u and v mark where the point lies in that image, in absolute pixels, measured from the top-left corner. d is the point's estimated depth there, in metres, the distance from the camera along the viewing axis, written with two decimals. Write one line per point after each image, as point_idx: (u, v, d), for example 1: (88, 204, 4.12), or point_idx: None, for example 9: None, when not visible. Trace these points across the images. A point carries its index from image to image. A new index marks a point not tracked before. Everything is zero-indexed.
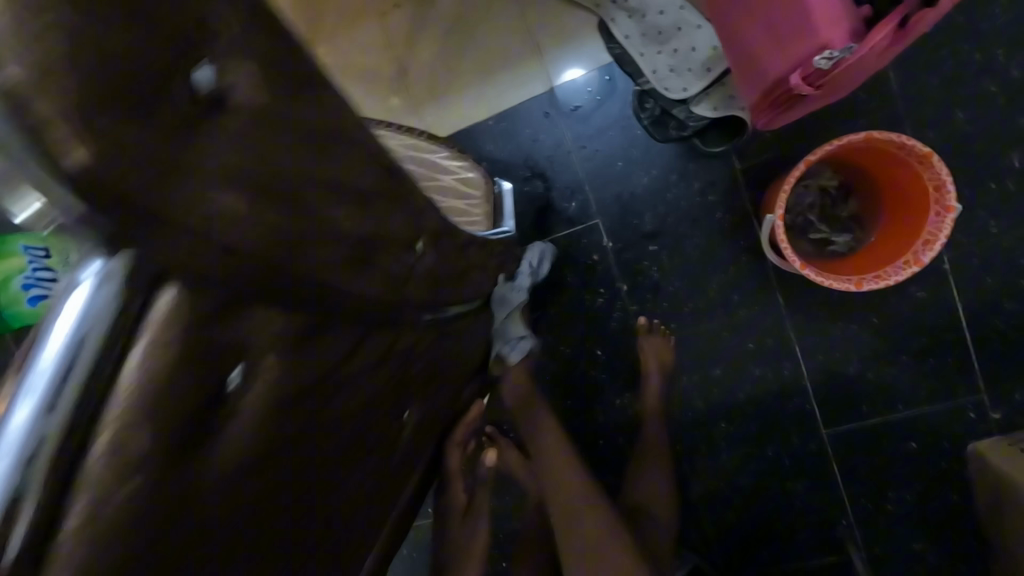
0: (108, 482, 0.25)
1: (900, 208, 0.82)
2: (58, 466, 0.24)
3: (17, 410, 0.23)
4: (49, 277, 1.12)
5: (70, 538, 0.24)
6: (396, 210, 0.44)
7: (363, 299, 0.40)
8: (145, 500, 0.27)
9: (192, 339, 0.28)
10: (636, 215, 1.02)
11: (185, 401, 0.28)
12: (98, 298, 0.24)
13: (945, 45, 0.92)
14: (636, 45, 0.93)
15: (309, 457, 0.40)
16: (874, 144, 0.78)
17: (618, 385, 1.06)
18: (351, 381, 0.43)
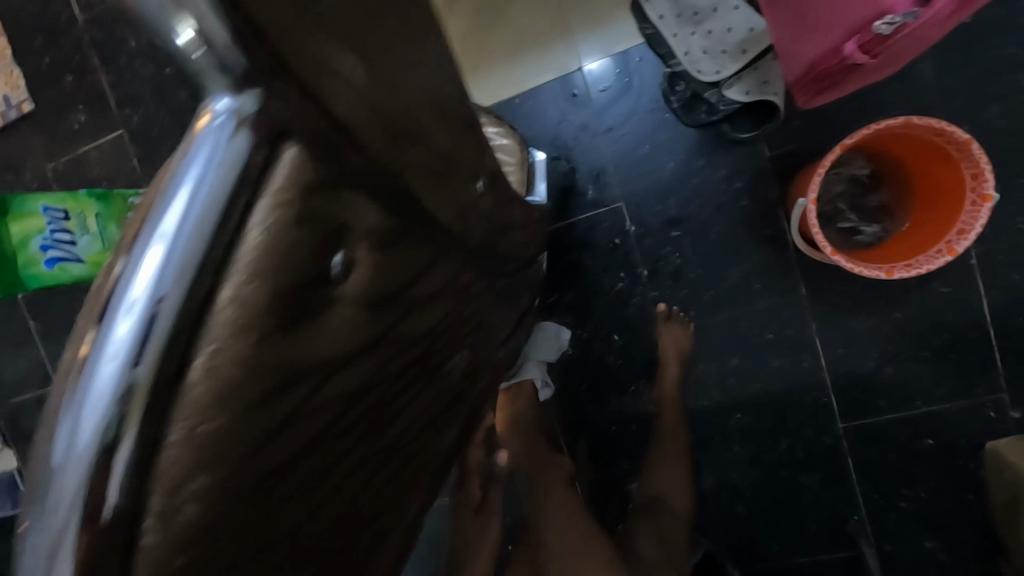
0: (233, 332, 0.25)
1: (932, 198, 0.81)
2: (189, 307, 0.23)
3: (149, 251, 0.23)
4: (67, 241, 1.13)
5: (199, 381, 0.24)
6: (450, 143, 0.48)
7: (430, 212, 0.42)
8: (261, 362, 0.26)
9: (306, 202, 0.28)
10: (660, 200, 1.01)
11: (301, 266, 0.27)
12: (231, 143, 0.25)
13: (986, 35, 0.90)
14: (671, 26, 0.90)
15: (395, 372, 0.38)
16: (911, 131, 0.77)
17: (634, 370, 1.05)
18: (428, 305, 0.41)
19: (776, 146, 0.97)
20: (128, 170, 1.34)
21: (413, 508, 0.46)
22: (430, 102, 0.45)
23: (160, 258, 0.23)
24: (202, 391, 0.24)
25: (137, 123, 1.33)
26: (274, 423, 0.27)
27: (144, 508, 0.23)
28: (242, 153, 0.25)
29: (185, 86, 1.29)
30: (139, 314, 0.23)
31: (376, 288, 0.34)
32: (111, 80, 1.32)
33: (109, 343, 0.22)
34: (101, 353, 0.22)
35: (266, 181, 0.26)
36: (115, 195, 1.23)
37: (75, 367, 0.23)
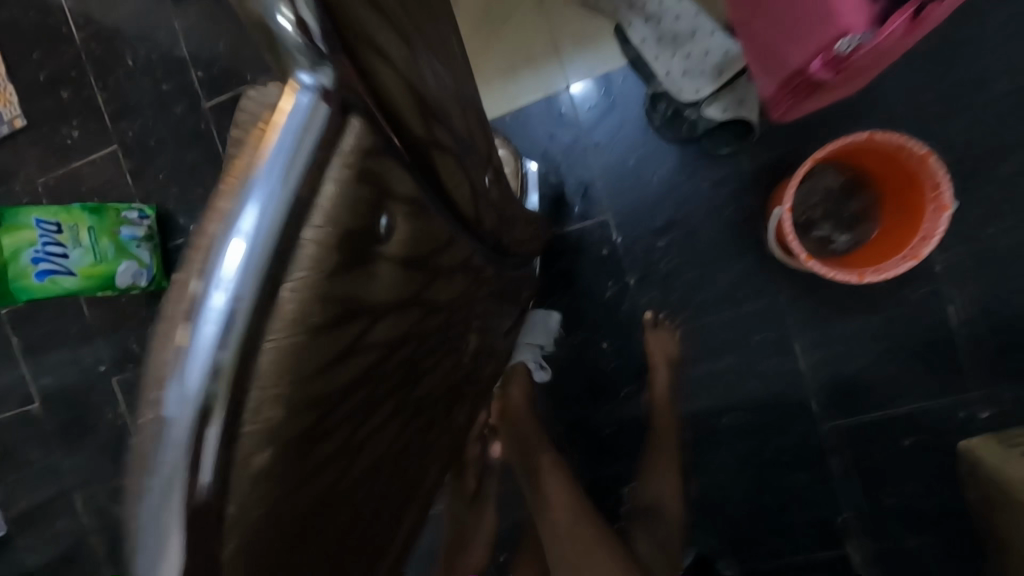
0: (309, 278, 0.28)
1: (899, 207, 0.87)
2: (278, 255, 0.26)
3: (242, 204, 0.25)
4: (60, 254, 1.14)
5: (280, 321, 0.27)
6: (470, 138, 0.52)
7: (457, 191, 0.45)
8: (327, 305, 0.29)
9: (367, 169, 0.31)
10: (648, 211, 1.06)
11: (360, 223, 0.30)
12: (311, 111, 0.28)
13: (946, 58, 0.97)
14: (653, 50, 0.97)
15: (417, 331, 0.42)
16: (877, 145, 0.83)
17: (624, 376, 1.08)
18: (447, 275, 0.45)
19: (756, 159, 1.02)
20: (123, 184, 1.36)
21: (425, 458, 0.51)
22: (453, 100, 0.49)
23: (252, 232, 0.25)
24: (284, 327, 0.27)
25: (132, 137, 1.34)
26: (331, 361, 0.31)
27: (236, 431, 0.26)
28: (323, 121, 0.28)
29: (181, 101, 1.32)
30: (235, 284, 0.25)
31: (409, 256, 0.37)
32: (106, 96, 1.34)
33: (211, 309, 0.25)
34: (203, 321, 0.25)
35: (337, 144, 0.29)
36: (110, 207, 1.22)
37: (177, 339, 0.25)
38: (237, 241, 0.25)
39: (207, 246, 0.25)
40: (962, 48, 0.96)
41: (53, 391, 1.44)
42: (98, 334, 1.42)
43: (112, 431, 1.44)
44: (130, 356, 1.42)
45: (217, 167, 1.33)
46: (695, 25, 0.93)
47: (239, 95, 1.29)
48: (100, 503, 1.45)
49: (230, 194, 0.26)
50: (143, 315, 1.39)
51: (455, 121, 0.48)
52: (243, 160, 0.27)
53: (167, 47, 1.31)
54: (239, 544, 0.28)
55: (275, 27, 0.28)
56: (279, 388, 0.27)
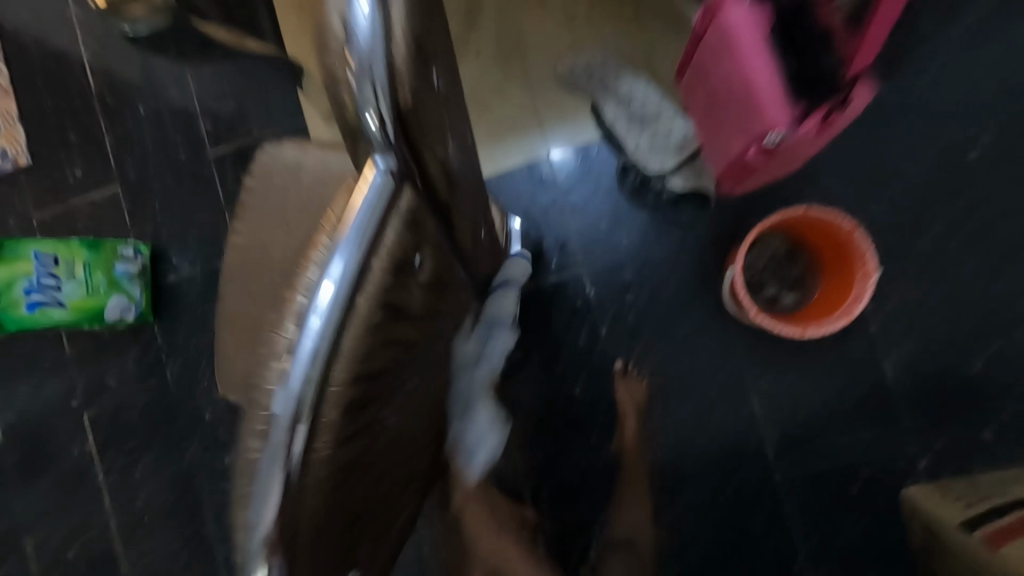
0: (374, 309, 0.36)
1: (834, 272, 1.00)
2: (355, 291, 0.34)
3: (334, 254, 0.34)
4: (54, 286, 1.19)
5: (354, 341, 0.35)
6: (474, 198, 0.61)
7: (463, 235, 0.54)
8: (383, 328, 0.37)
9: (417, 223, 0.39)
10: (617, 267, 1.17)
11: (408, 265, 0.39)
12: (383, 182, 0.36)
13: (871, 143, 1.10)
14: (624, 126, 1.11)
15: (430, 343, 0.50)
16: (813, 220, 0.96)
17: (595, 420, 1.15)
18: (453, 299, 0.54)
19: (713, 223, 1.15)
20: (119, 222, 1.41)
21: (424, 451, 0.60)
22: (463, 166, 0.58)
23: (339, 276, 0.33)
24: (355, 347, 0.35)
25: (133, 178, 1.41)
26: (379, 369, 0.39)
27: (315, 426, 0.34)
28: (390, 188, 0.36)
29: (186, 148, 1.40)
30: (327, 312, 0.33)
31: (434, 282, 0.46)
32: (115, 140, 1.42)
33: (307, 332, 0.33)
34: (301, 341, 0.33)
35: (398, 203, 0.37)
36: (106, 244, 1.26)
37: (280, 353, 0.33)
38: (329, 282, 0.33)
39: (304, 283, 0.34)
40: (890, 133, 1.10)
41: (22, 424, 1.42)
42: (76, 367, 1.43)
43: (78, 467, 1.42)
44: (106, 390, 1.42)
45: (214, 209, 1.40)
46: (659, 109, 1.10)
47: (245, 146, 1.39)
48: (54, 544, 1.40)
49: (323, 244, 0.34)
50: (125, 349, 1.41)
51: (464, 183, 0.57)
52: (333, 219, 0.35)
53: (179, 100, 1.40)
54: (311, 514, 0.37)
55: (367, 127, 0.37)
56: (347, 393, 0.35)
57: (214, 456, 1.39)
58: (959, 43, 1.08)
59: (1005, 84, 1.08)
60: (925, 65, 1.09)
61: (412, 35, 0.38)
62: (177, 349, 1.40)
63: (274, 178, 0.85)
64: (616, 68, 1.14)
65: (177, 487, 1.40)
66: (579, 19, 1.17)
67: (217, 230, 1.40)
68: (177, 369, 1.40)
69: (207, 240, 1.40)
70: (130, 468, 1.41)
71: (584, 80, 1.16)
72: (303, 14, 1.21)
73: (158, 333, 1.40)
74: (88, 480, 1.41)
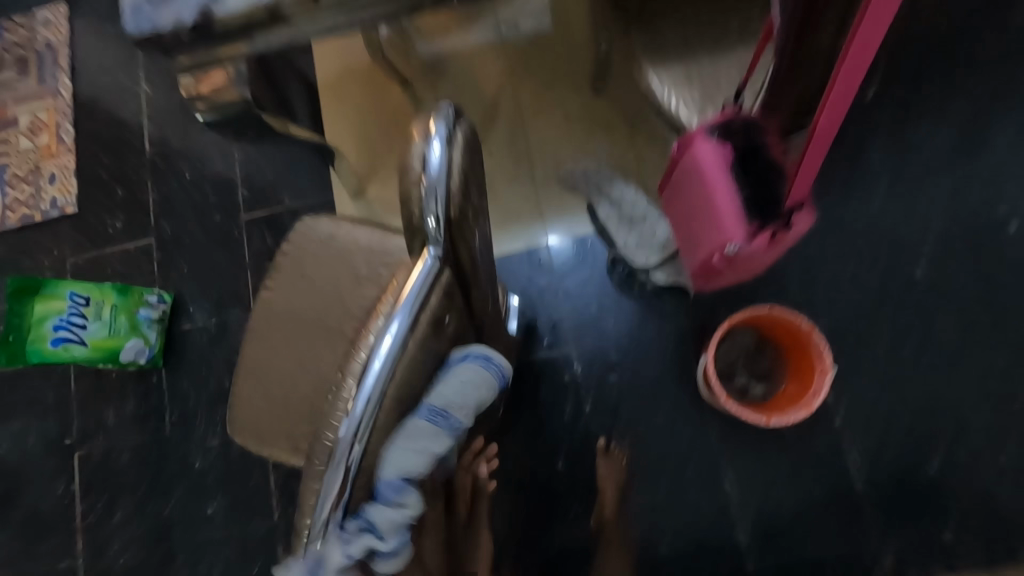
0: (413, 354, 0.54)
1: (796, 367, 1.11)
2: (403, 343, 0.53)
3: (392, 319, 0.53)
4: (80, 325, 1.27)
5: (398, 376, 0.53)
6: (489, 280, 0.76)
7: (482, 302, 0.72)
8: (415, 367, 0.56)
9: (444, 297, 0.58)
10: (603, 349, 1.27)
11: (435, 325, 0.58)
12: (428, 271, 0.55)
13: (835, 256, 1.25)
14: (616, 224, 1.26)
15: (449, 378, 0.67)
16: (777, 319, 1.09)
17: (575, 494, 1.20)
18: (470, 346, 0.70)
19: (692, 317, 1.26)
20: (148, 271, 1.52)
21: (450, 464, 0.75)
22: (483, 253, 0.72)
23: (395, 333, 0.52)
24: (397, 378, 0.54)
25: (167, 234, 1.54)
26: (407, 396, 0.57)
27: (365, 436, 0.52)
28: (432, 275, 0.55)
29: (220, 211, 1.54)
30: (385, 357, 0.52)
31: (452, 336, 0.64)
32: (157, 198, 1.56)
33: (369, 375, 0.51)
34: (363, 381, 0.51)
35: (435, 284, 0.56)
36: (134, 290, 1.36)
37: (346, 388, 0.51)
38: (388, 338, 0.52)
39: (366, 343, 0.52)
40: (850, 251, 1.24)
41: (19, 456, 1.47)
42: (79, 406, 1.48)
43: (62, 506, 1.44)
44: (102, 431, 1.47)
45: (236, 268, 1.50)
46: (647, 212, 1.25)
47: (271, 212, 1.51)
48: None
49: (385, 312, 0.53)
50: (129, 392, 1.47)
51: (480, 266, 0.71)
52: (394, 295, 0.54)
53: (219, 166, 1.56)
54: (360, 495, 0.55)
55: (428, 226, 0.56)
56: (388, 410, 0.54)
57: (196, 506, 1.41)
58: (908, 180, 1.26)
59: (950, 214, 1.24)
60: (880, 196, 1.26)
61: (462, 164, 0.59)
62: (180, 396, 1.46)
63: (311, 246, 0.98)
64: (610, 175, 1.30)
65: (153, 537, 1.41)
66: (583, 132, 1.36)
67: (235, 287, 1.49)
68: (175, 417, 1.45)
69: (224, 295, 1.49)
70: (110, 511, 1.43)
71: (581, 182, 1.32)
72: (348, 116, 1.47)
73: (163, 379, 1.47)
74: (68, 519, 1.43)
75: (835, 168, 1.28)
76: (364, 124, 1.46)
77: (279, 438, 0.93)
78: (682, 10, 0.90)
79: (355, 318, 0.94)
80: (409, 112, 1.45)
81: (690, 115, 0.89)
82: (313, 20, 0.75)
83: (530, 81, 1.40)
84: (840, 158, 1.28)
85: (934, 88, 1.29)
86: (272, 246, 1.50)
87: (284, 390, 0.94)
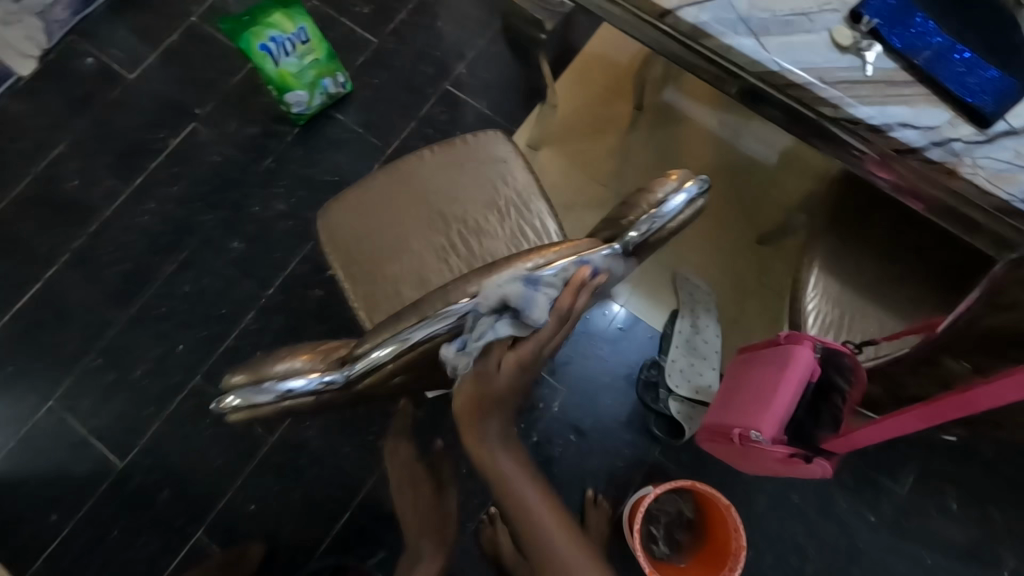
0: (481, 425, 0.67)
1: (704, 558, 1.16)
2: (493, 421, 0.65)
3: (663, 228, 0.54)
4: (286, 51, 1.45)
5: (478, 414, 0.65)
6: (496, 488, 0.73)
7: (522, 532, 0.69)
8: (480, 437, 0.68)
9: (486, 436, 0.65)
10: (582, 416, 1.36)
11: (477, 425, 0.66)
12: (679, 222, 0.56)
13: (806, 519, 1.28)
14: (679, 341, 1.33)
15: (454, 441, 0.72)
16: (719, 509, 1.13)
17: (474, 480, 1.32)
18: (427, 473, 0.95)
19: (661, 456, 1.33)
20: (351, 58, 1.67)
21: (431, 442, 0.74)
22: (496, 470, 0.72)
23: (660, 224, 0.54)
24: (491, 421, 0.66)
25: (386, 47, 1.67)
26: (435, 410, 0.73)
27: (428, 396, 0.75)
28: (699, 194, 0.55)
29: (432, 66, 1.66)
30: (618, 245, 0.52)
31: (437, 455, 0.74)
32: (403, 17, 1.70)
33: (533, 275, 0.48)
34: (531, 270, 0.48)
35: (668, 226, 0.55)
36: (336, 62, 1.53)
37: (667, 214, 0.54)
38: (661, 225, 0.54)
39: (668, 200, 0.54)
40: (816, 530, 1.27)
41: (157, 92, 1.65)
42: (223, 98, 1.64)
43: (150, 149, 1.60)
44: (221, 127, 1.62)
45: (407, 113, 1.62)
46: (709, 355, 1.32)
47: (464, 100, 1.62)
48: (86, 173, 1.58)
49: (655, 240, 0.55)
50: (260, 120, 1.62)
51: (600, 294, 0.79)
52: (666, 227, 0.54)
53: (461, 36, 1.67)
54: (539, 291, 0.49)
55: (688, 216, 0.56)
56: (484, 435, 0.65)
57: (228, 234, 1.55)
58: (913, 526, 1.26)
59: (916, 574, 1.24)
60: (881, 520, 1.27)
61: (696, 213, 0.56)
62: (288, 154, 1.60)
63: (484, 155, 1.08)
64: (709, 304, 1.37)
65: (181, 225, 1.55)
66: (724, 261, 1.43)
67: (394, 123, 1.62)
68: (271, 165, 1.59)
69: (380, 122, 1.62)
70: (174, 181, 1.58)
71: (686, 291, 1.38)
72: (580, 90, 1.58)
73: (291, 134, 1.61)
74: (145, 162, 1.60)
75: (870, 467, 1.29)
76: (586, 107, 1.57)
77: (342, 249, 1.04)
78: (874, 255, 0.98)
79: (466, 226, 1.04)
80: (622, 130, 1.54)
81: (813, 325, 0.96)
82: (641, 25, 0.85)
83: (725, 192, 1.48)
84: (884, 463, 1.29)
85: (1010, 490, 1.26)
86: (443, 122, 1.62)
87: (377, 224, 1.04)
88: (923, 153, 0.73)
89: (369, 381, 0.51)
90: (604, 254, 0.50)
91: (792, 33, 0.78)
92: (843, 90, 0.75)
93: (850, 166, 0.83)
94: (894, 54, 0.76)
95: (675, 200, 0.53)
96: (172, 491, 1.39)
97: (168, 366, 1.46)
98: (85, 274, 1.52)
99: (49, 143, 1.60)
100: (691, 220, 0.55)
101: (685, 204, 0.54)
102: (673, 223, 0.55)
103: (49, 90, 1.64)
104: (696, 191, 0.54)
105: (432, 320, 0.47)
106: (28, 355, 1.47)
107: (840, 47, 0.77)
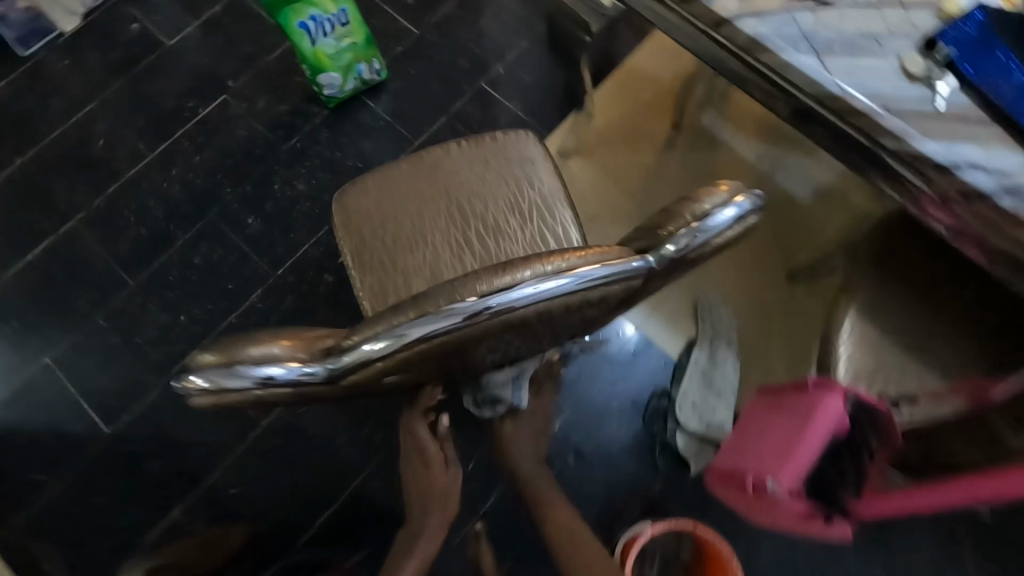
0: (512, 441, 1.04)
1: None
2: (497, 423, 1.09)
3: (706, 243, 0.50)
4: (326, 32, 1.40)
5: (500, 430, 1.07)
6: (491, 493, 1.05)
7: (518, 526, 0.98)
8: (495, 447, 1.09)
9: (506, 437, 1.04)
10: (584, 438, 1.29)
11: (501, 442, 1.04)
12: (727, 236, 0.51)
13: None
14: (694, 372, 1.28)
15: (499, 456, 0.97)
16: (719, 557, 1.07)
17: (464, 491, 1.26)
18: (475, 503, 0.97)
19: (663, 490, 1.25)
20: (390, 47, 1.64)
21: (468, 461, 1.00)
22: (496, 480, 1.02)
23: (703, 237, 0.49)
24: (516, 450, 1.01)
25: (426, 40, 1.64)
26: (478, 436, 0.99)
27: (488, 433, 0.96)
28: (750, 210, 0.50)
29: (471, 63, 1.62)
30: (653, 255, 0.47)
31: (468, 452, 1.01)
32: (446, 11, 1.67)
33: (552, 280, 0.43)
34: (551, 274, 0.43)
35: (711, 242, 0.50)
36: (374, 48, 1.50)
37: (713, 228, 0.49)
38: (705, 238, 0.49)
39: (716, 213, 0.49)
40: None
41: (194, 61, 1.64)
42: (257, 74, 1.63)
43: (179, 116, 1.59)
44: (252, 102, 1.60)
45: (440, 107, 1.59)
46: (725, 391, 1.27)
47: (499, 100, 1.59)
48: (114, 134, 1.58)
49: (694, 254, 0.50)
50: (292, 99, 1.60)
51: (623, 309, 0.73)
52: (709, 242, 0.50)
53: (503, 36, 1.64)
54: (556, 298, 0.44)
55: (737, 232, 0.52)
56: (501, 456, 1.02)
57: (246, 209, 1.52)
58: None
59: None
60: None
61: (742, 231, 0.51)
62: (315, 135, 1.57)
63: (513, 155, 1.03)
64: (730, 337, 1.32)
65: (201, 195, 1.53)
66: (751, 293, 1.36)
67: (425, 115, 1.58)
68: (296, 144, 1.57)
69: (411, 113, 1.59)
70: (199, 150, 1.57)
71: (707, 320, 1.32)
72: (618, 101, 1.53)
73: (321, 116, 1.58)
74: (173, 128, 1.58)
75: (887, 529, 1.20)
76: (623, 119, 1.52)
77: (355, 236, 0.99)
78: (919, 304, 0.91)
79: (485, 226, 0.99)
80: (659, 147, 1.49)
81: (845, 373, 0.89)
82: (694, 34, 0.80)
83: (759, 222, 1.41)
84: (902, 526, 1.20)
85: None
86: (475, 120, 1.58)
87: (394, 214, 1.00)
88: (994, 198, 0.67)
89: (359, 375, 0.46)
90: (635, 264, 0.46)
91: (858, 55, 0.72)
92: (910, 121, 0.69)
93: (907, 205, 0.76)
94: (968, 88, 0.70)
95: (727, 212, 0.49)
96: (156, 464, 1.35)
97: (169, 337, 1.43)
98: (100, 234, 1.50)
99: (81, 101, 1.60)
100: (736, 235, 0.51)
101: (734, 220, 0.50)
102: (719, 238, 0.50)
103: (88, 49, 1.64)
104: (746, 206, 0.50)
105: (433, 317, 0.42)
106: (32, 309, 1.45)
107: (910, 76, 0.71)
